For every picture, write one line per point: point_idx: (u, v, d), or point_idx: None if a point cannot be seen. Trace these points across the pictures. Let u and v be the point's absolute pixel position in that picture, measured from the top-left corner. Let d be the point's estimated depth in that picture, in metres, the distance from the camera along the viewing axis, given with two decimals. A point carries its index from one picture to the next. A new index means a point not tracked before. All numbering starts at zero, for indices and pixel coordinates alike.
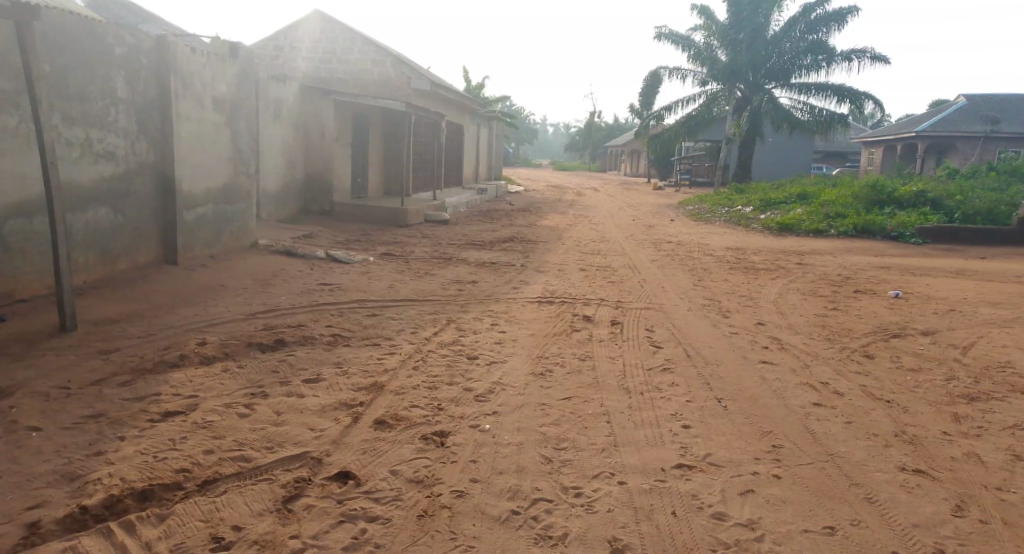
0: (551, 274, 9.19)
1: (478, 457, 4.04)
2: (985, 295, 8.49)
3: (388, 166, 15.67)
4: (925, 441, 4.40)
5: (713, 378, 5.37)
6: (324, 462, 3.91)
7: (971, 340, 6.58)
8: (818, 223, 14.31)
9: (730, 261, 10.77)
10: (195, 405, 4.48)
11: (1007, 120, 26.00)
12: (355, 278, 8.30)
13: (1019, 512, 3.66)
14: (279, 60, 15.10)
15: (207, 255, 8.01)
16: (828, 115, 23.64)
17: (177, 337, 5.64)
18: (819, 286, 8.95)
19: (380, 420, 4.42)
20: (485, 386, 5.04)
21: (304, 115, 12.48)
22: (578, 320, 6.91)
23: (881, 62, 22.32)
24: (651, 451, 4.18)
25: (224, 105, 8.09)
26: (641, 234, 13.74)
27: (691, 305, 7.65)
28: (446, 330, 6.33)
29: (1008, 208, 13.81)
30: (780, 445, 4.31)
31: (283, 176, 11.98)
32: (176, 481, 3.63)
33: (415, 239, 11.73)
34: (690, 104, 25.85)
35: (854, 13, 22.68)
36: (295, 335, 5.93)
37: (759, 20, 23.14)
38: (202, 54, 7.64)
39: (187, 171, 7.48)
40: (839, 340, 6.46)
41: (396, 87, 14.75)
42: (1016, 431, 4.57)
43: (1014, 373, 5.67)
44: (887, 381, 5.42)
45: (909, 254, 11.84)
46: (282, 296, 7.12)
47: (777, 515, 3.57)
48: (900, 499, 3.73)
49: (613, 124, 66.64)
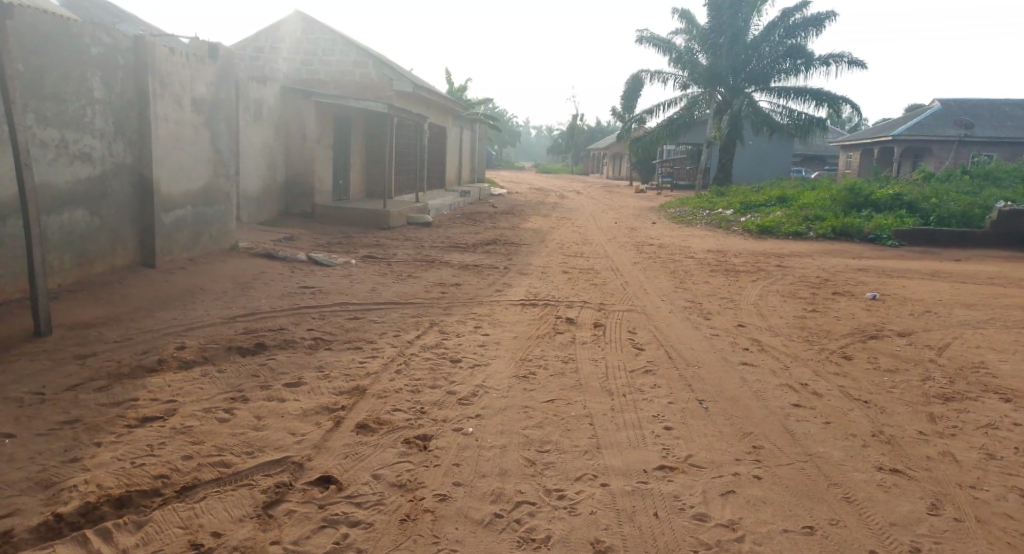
0: (534, 277, 9.21)
1: (462, 460, 4.04)
2: (961, 296, 8.63)
3: (370, 168, 15.61)
4: (902, 440, 4.46)
5: (694, 380, 5.41)
6: (306, 467, 3.89)
7: (946, 341, 6.69)
8: (797, 225, 14.48)
9: (711, 263, 10.87)
10: (174, 410, 4.44)
11: (980, 124, 26.48)
12: (337, 280, 8.26)
13: (992, 510, 3.72)
14: (260, 61, 15.03)
15: (186, 257, 7.92)
16: (806, 119, 23.86)
17: (156, 341, 5.58)
18: (799, 288, 9.05)
19: (362, 424, 4.41)
20: (469, 389, 5.03)
21: (285, 117, 12.42)
22: (561, 323, 6.94)
23: (858, 67, 22.60)
24: (634, 453, 4.20)
25: (202, 106, 8.02)
26: (624, 237, 13.82)
27: (673, 307, 7.71)
28: (428, 333, 6.32)
29: (982, 211, 14.04)
30: (761, 445, 4.35)
31: (263, 178, 11.88)
32: (154, 488, 3.59)
33: (397, 241, 11.71)
34: (671, 107, 26.03)
35: (832, 18, 22.96)
36: (276, 339, 5.89)
37: (738, 25, 23.37)
38: (180, 55, 7.57)
39: (165, 173, 7.41)
40: (818, 342, 6.54)
41: (379, 89, 14.72)
42: (990, 431, 4.65)
43: (987, 373, 5.77)
44: (864, 382, 5.50)
45: (886, 256, 12.02)
46: (263, 300, 7.07)
47: (758, 515, 3.61)
48: (878, 498, 3.79)
49: (595, 128, 67.03)
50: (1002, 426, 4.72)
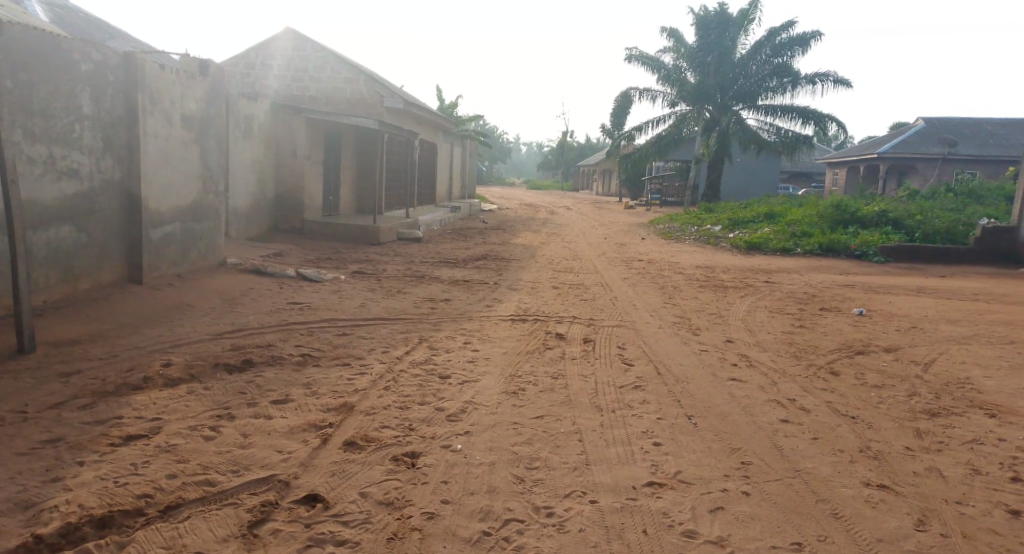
0: (524, 292, 9.24)
1: (450, 478, 4.01)
2: (944, 312, 8.72)
3: (360, 184, 15.64)
4: (888, 456, 4.48)
5: (684, 396, 5.40)
6: (293, 486, 3.86)
7: (930, 357, 6.72)
8: (784, 242, 14.59)
9: (699, 278, 10.95)
10: (159, 428, 4.40)
11: (963, 142, 26.81)
12: (327, 297, 8.24)
13: (978, 525, 3.74)
14: (251, 77, 15.09)
15: (173, 273, 7.87)
16: (793, 136, 24.07)
17: (141, 358, 5.53)
18: (786, 304, 9.11)
19: (349, 441, 4.38)
20: (458, 406, 5.02)
21: (275, 132, 12.43)
22: (551, 338, 6.94)
23: (844, 85, 22.90)
24: (622, 469, 4.20)
25: (192, 121, 8.02)
26: (613, 252, 13.89)
27: (662, 322, 7.75)
28: (418, 349, 6.31)
29: (966, 228, 14.20)
30: (749, 461, 4.35)
31: (253, 193, 11.88)
32: (137, 507, 3.54)
33: (387, 257, 11.70)
34: (661, 125, 26.21)
35: (817, 38, 23.24)
36: (263, 356, 5.86)
37: (726, 44, 23.66)
38: (171, 70, 7.57)
39: (154, 189, 7.39)
40: (805, 357, 6.56)
41: (370, 105, 14.76)
42: (974, 446, 4.68)
43: (972, 389, 5.80)
44: (851, 397, 5.51)
45: (869, 272, 12.10)
46: (251, 316, 7.05)
47: (746, 531, 3.60)
48: (865, 514, 3.80)
49: (585, 145, 67.75)
50: (986, 442, 4.76)
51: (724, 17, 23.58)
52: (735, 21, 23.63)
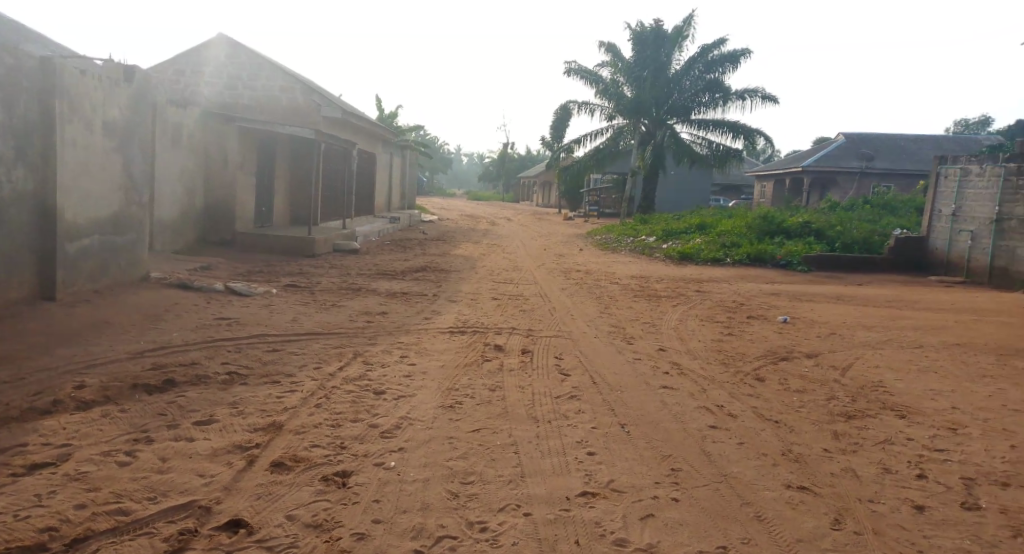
0: (461, 303, 9.20)
1: (382, 497, 3.92)
2: (863, 318, 9.08)
3: (295, 195, 15.33)
4: (811, 458, 4.61)
5: (618, 405, 5.44)
6: (214, 510, 3.70)
7: (850, 361, 6.98)
8: (716, 252, 14.97)
9: (635, 288, 11.12)
10: (69, 454, 4.16)
11: (880, 157, 28.15)
12: (256, 311, 8.00)
13: (894, 523, 3.87)
14: (181, 84, 14.63)
15: (91, 289, 7.50)
16: (724, 149, 24.80)
17: (52, 380, 5.24)
18: (717, 312, 9.32)
19: (276, 462, 4.24)
20: (391, 422, 4.93)
21: (206, 141, 12.04)
22: (488, 350, 6.91)
23: (771, 101, 23.76)
24: (555, 481, 4.18)
25: (115, 130, 7.69)
26: (551, 263, 13.99)
27: (597, 332, 7.82)
28: (351, 364, 6.18)
29: (882, 238, 14.89)
30: (680, 468, 4.40)
31: (181, 204, 11.48)
32: (40, 541, 3.33)
33: (322, 269, 11.47)
34: (599, 137, 26.62)
35: (747, 56, 24.08)
36: (187, 374, 5.63)
37: (661, 59, 24.22)
38: (92, 77, 7.24)
39: (71, 201, 7.04)
40: (734, 364, 6.72)
41: (306, 115, 14.48)
42: (889, 446, 4.86)
43: (887, 391, 6.05)
44: (777, 403, 5.66)
45: (796, 280, 12.52)
46: (174, 332, 6.77)
47: (676, 538, 3.63)
48: (788, 516, 3.88)
49: (524, 157, 68.25)
50: (899, 441, 4.95)
51: (659, 33, 24.14)
52: (670, 37, 24.27)
